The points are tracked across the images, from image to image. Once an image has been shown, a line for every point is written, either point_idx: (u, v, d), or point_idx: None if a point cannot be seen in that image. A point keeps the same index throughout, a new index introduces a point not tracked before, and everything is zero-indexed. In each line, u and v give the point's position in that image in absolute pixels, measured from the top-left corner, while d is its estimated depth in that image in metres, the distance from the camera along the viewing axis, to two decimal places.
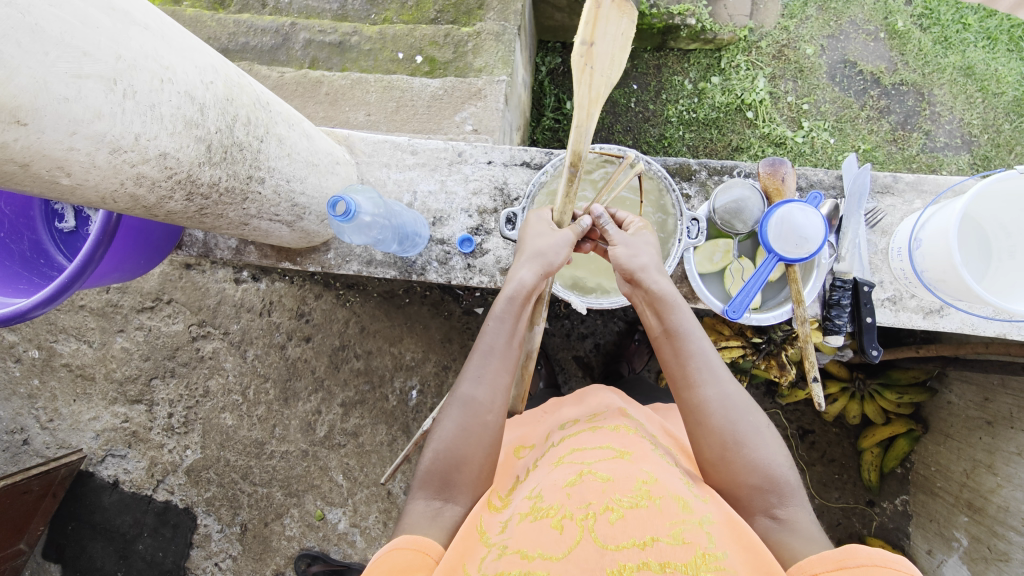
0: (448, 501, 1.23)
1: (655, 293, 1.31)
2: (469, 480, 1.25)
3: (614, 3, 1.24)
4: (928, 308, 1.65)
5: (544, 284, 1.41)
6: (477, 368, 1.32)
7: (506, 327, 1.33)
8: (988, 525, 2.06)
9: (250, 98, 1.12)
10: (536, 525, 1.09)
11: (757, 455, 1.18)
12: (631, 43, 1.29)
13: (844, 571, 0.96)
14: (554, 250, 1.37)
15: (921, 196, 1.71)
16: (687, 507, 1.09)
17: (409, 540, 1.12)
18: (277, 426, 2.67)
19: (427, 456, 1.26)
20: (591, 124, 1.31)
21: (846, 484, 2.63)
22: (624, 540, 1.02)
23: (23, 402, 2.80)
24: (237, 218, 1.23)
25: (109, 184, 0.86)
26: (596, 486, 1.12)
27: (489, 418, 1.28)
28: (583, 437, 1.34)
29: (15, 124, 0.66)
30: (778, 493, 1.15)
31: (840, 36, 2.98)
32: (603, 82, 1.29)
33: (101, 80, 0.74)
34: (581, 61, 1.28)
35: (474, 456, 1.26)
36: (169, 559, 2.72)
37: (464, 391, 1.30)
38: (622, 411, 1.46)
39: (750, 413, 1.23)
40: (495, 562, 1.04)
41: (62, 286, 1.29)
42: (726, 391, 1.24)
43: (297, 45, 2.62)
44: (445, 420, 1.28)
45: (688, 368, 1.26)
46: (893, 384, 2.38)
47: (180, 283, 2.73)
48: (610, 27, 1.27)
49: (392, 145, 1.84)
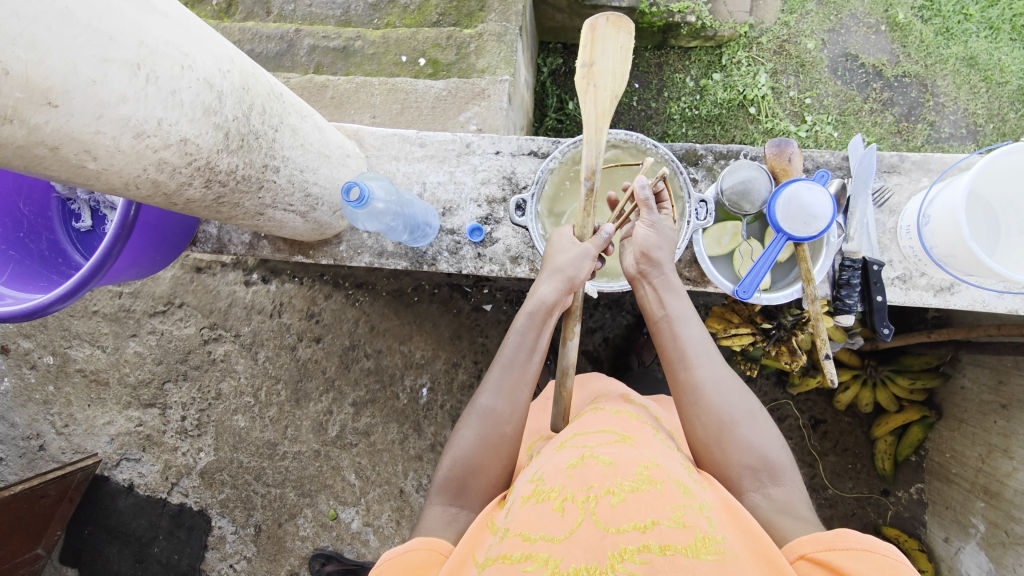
0: (464, 507, 1.24)
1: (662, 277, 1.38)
2: (485, 487, 1.28)
3: (609, 22, 1.39)
4: (938, 286, 1.65)
5: (569, 299, 1.42)
6: (497, 380, 1.34)
7: (529, 340, 1.35)
8: (1005, 509, 2.05)
9: (264, 89, 1.15)
10: (538, 506, 1.08)
11: (749, 436, 1.21)
12: (632, 52, 1.41)
13: (832, 552, 0.95)
14: (576, 264, 1.38)
15: (928, 175, 1.71)
16: (688, 492, 1.08)
17: (423, 541, 1.13)
18: (289, 427, 2.69)
19: (446, 465, 1.29)
20: (602, 137, 1.42)
21: (859, 473, 2.61)
22: (624, 523, 1.01)
23: (39, 408, 2.83)
24: (253, 207, 1.26)
25: (132, 170, 0.88)
26: (598, 469, 1.11)
27: (507, 430, 1.31)
28: (586, 420, 1.34)
29: (47, 105, 0.69)
30: (769, 472, 1.17)
31: (840, 30, 2.99)
32: (607, 94, 1.41)
33: (125, 64, 0.77)
34: (584, 81, 1.43)
35: (491, 465, 1.29)
36: (184, 561, 2.74)
37: (483, 402, 1.32)
38: (625, 398, 1.48)
39: (742, 396, 1.27)
40: (500, 544, 1.05)
41: (81, 281, 1.32)
42: (720, 374, 1.28)
43: (301, 51, 2.65)
44: (464, 430, 1.31)
45: (685, 350, 1.30)
46: (904, 370, 2.37)
47: (191, 286, 2.76)
48: (610, 43, 1.41)
49: (400, 139, 1.87)
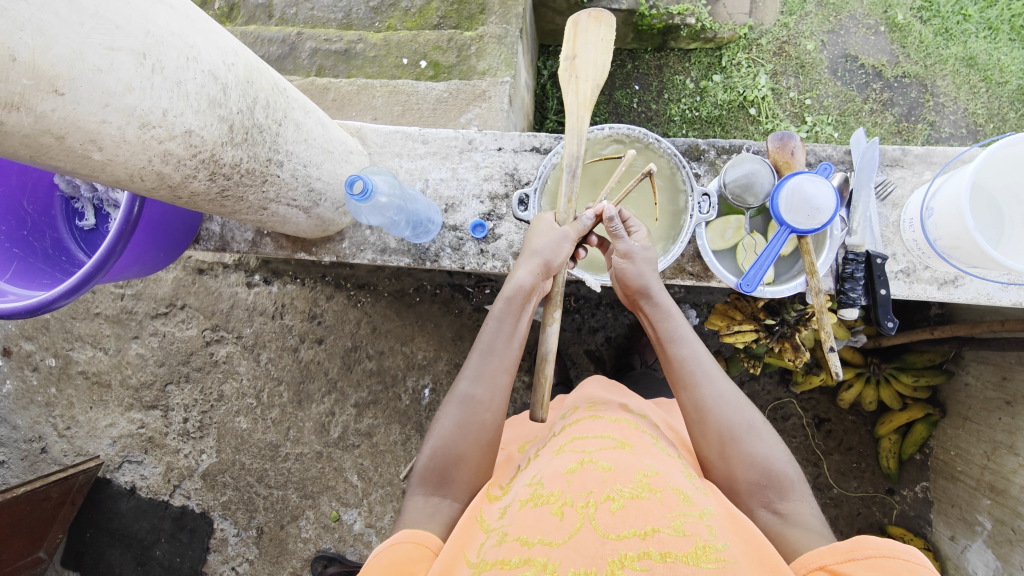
0: (446, 497, 1.24)
1: (650, 300, 1.37)
2: (467, 477, 1.27)
3: (590, 17, 1.45)
4: (942, 279, 1.66)
5: (547, 284, 1.41)
6: (476, 366, 1.34)
7: (507, 326, 1.35)
8: (1011, 507, 2.03)
9: (269, 83, 1.15)
10: (536, 511, 1.08)
11: (755, 451, 1.20)
12: (612, 45, 1.46)
13: (853, 563, 0.94)
14: (554, 249, 1.38)
15: (931, 168, 1.71)
16: (689, 499, 1.08)
17: (410, 534, 1.12)
18: (291, 428, 2.69)
19: (426, 453, 1.28)
20: (584, 125, 1.45)
21: (863, 473, 2.60)
22: (625, 530, 1.01)
23: (41, 411, 2.83)
24: (257, 201, 1.26)
25: (137, 161, 0.89)
26: (597, 475, 1.12)
27: (486, 417, 1.30)
28: (585, 425, 1.34)
29: (54, 93, 0.70)
30: (776, 488, 1.16)
31: (840, 31, 2.99)
32: (589, 84, 1.45)
33: (131, 53, 0.78)
34: (567, 73, 1.47)
35: (471, 454, 1.28)
36: (186, 564, 2.73)
37: (462, 389, 1.32)
38: (623, 406, 1.47)
39: (746, 410, 1.26)
40: (495, 548, 1.03)
41: (85, 278, 1.32)
42: (722, 390, 1.28)
43: (303, 54, 2.66)
44: (444, 418, 1.31)
45: (684, 369, 1.31)
46: (908, 367, 2.36)
47: (193, 288, 2.75)
48: (591, 36, 1.46)
49: (403, 136, 1.87)
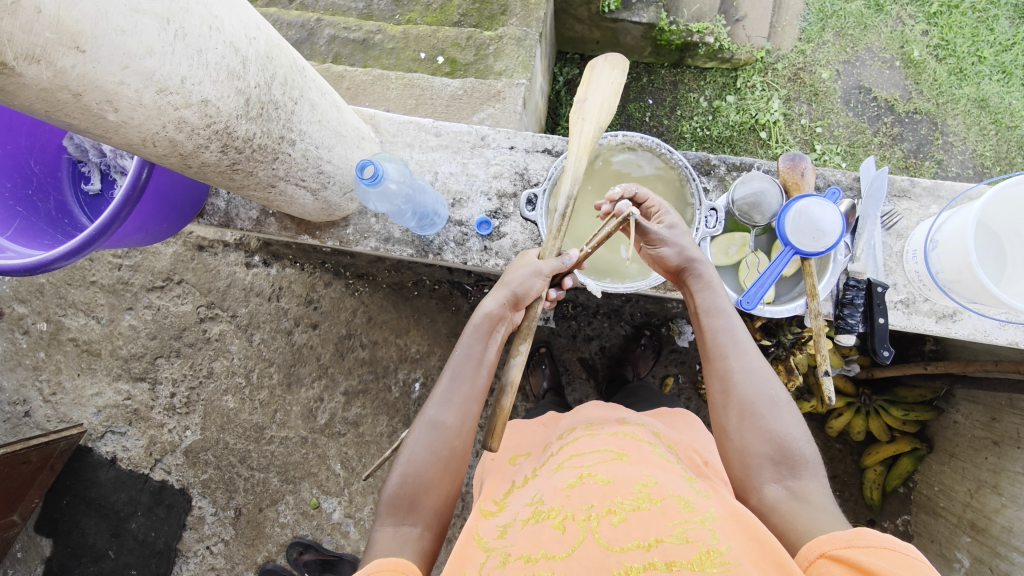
0: (416, 525, 1.20)
1: (693, 272, 1.39)
2: (435, 504, 1.24)
3: (606, 61, 1.48)
4: (940, 313, 1.67)
5: (516, 314, 1.39)
6: (445, 393, 1.32)
7: (476, 352, 1.33)
8: (991, 546, 2.03)
9: (288, 60, 1.16)
10: (538, 527, 1.09)
11: (774, 427, 1.19)
12: (621, 91, 1.47)
13: (851, 550, 0.93)
14: (526, 283, 1.36)
15: (938, 202, 1.73)
16: (689, 505, 1.09)
17: (384, 562, 1.07)
18: (277, 411, 2.67)
19: (394, 480, 1.24)
20: (578, 165, 1.42)
21: (847, 501, 2.60)
22: (628, 542, 1.02)
23: (28, 373, 2.79)
24: (266, 177, 1.26)
25: (152, 125, 0.90)
26: (597, 489, 1.12)
27: (456, 444, 1.28)
28: (582, 441, 1.31)
29: (75, 49, 0.71)
30: (788, 465, 1.16)
31: (855, 63, 3.01)
32: (593, 129, 1.45)
33: (155, 17, 0.79)
34: (575, 115, 1.46)
35: (440, 481, 1.25)
36: (161, 539, 2.70)
37: (431, 414, 1.30)
38: (620, 420, 1.42)
39: (771, 386, 1.24)
40: (500, 568, 1.03)
41: (87, 241, 1.30)
42: (750, 364, 1.27)
43: (321, 40, 2.65)
44: (413, 444, 1.27)
45: (716, 341, 1.31)
46: (899, 401, 2.38)
47: (192, 264, 2.72)
48: (603, 79, 1.47)
49: (416, 127, 1.88)
